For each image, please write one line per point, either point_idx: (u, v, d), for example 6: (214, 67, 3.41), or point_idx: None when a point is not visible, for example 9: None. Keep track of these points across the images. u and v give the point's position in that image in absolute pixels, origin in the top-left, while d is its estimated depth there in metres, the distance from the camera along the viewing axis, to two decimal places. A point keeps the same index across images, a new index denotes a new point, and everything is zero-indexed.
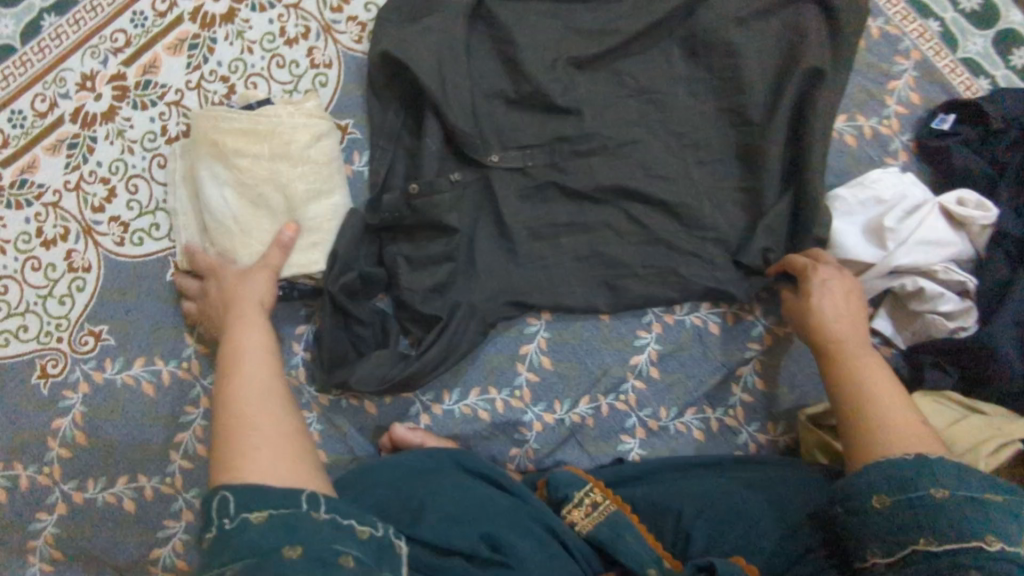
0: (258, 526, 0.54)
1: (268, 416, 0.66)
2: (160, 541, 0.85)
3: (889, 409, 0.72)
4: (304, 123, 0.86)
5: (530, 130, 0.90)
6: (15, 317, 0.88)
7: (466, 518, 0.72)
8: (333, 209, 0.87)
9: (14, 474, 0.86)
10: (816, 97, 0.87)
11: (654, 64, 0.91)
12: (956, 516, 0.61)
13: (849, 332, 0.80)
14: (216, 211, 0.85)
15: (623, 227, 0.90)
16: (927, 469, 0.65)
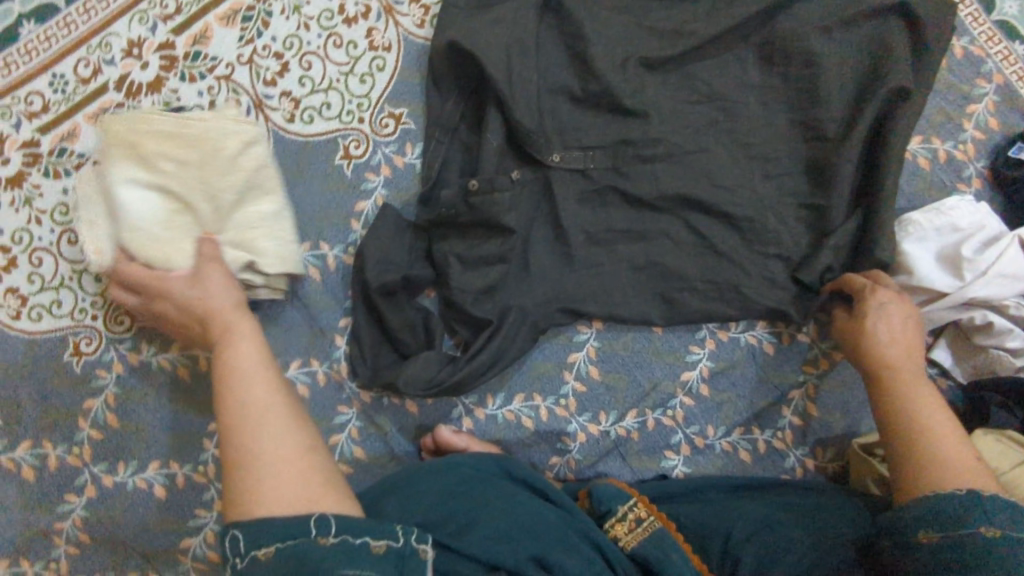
0: (267, 565, 0.52)
1: (270, 437, 0.60)
2: (191, 530, 0.83)
3: (943, 446, 0.68)
4: (235, 128, 0.77)
5: (595, 131, 0.87)
6: (48, 291, 0.85)
7: (515, 536, 0.70)
8: (263, 219, 0.79)
9: (43, 452, 0.83)
10: (898, 114, 0.83)
11: (728, 69, 0.87)
12: (1008, 561, 0.57)
13: (905, 358, 0.76)
14: (133, 216, 0.74)
15: (684, 238, 0.86)
16: (981, 507, 0.61)
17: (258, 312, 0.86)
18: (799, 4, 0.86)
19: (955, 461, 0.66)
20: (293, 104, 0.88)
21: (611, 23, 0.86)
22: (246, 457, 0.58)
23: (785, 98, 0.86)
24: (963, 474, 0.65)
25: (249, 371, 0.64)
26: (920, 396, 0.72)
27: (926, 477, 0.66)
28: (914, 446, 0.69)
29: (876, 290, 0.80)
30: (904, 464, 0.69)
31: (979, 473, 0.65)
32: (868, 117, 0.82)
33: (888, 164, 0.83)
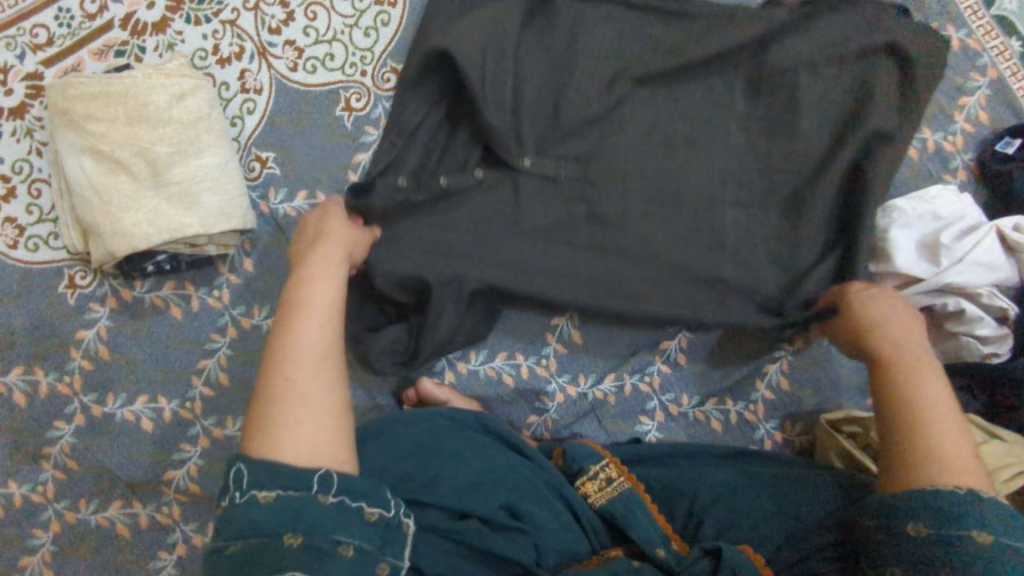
0: (266, 510, 0.55)
1: (313, 380, 0.64)
2: (176, 463, 0.85)
3: (948, 436, 0.65)
4: (162, 83, 0.78)
5: (592, 102, 0.88)
6: (46, 223, 0.86)
7: (486, 487, 0.73)
8: (202, 169, 0.79)
9: (34, 379, 0.85)
10: (876, 155, 0.84)
11: (730, 54, 0.88)
12: (995, 563, 0.57)
13: (916, 350, 0.72)
14: (75, 182, 0.77)
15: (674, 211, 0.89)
16: (976, 507, 0.60)
17: (251, 257, 0.87)
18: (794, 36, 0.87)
19: (954, 450, 0.65)
20: (296, 53, 0.89)
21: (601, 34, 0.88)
22: (285, 396, 0.62)
23: (771, 109, 0.88)
24: (966, 467, 0.63)
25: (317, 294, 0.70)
26: (927, 384, 0.69)
27: (933, 471, 0.63)
28: (921, 436, 0.66)
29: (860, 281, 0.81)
30: (909, 457, 0.65)
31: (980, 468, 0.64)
32: (844, 157, 0.84)
33: (866, 201, 0.84)
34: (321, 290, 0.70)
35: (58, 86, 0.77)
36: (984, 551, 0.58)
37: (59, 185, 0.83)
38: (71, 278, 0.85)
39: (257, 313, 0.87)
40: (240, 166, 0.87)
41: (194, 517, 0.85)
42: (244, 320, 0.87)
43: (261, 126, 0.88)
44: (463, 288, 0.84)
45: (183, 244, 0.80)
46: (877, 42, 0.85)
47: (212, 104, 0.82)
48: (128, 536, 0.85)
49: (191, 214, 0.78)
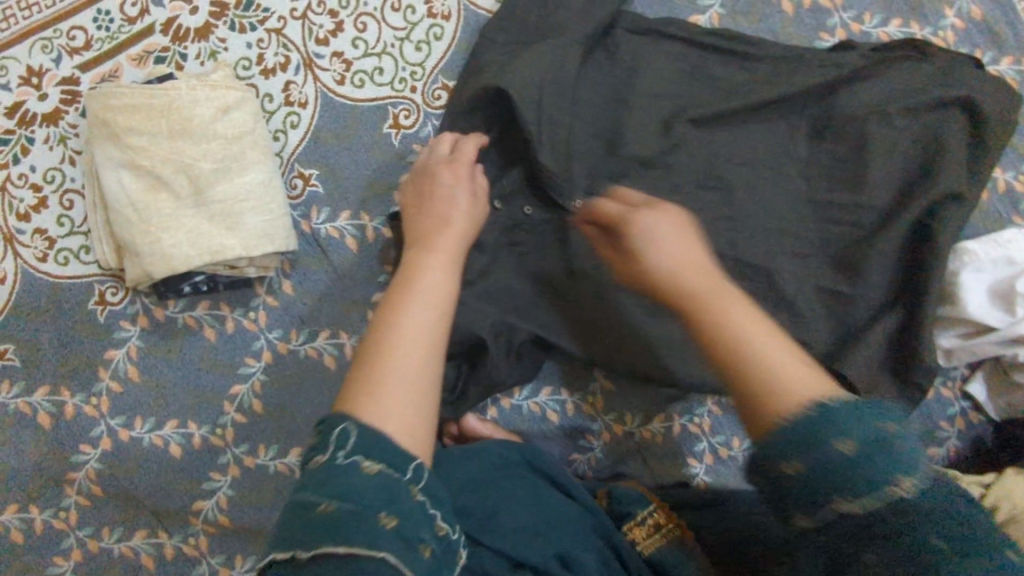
0: (366, 480, 0.49)
1: (418, 362, 0.58)
2: (205, 493, 0.82)
3: (774, 359, 0.51)
4: (207, 96, 0.74)
5: (650, 133, 0.85)
6: (77, 236, 0.82)
7: (542, 533, 0.71)
8: (246, 187, 0.75)
9: (60, 400, 0.81)
10: (945, 220, 0.82)
11: (798, 89, 0.85)
12: (877, 469, 0.45)
13: (655, 269, 0.58)
14: (113, 198, 0.73)
15: (734, 245, 0.85)
16: (826, 419, 0.46)
17: (290, 278, 0.83)
18: (863, 83, 0.86)
19: (779, 365, 0.50)
20: (344, 66, 0.85)
21: (665, 73, 0.87)
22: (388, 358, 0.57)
23: (836, 155, 0.86)
24: (793, 378, 0.49)
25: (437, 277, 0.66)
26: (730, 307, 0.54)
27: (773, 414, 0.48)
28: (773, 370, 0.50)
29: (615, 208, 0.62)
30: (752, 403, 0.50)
31: (817, 376, 0.49)
32: (907, 220, 0.83)
33: (935, 256, 0.82)
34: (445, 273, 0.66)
35: (98, 96, 0.73)
36: (875, 458, 0.45)
37: (92, 197, 0.79)
38: (102, 295, 0.81)
39: (294, 337, 0.83)
40: (283, 184, 0.82)
41: (222, 550, 0.82)
42: (280, 344, 0.83)
43: (305, 141, 0.84)
44: (511, 337, 0.82)
45: (223, 265, 0.76)
46: (952, 94, 0.83)
47: (257, 118, 0.77)
48: (152, 567, 0.81)
49: (233, 235, 0.74)
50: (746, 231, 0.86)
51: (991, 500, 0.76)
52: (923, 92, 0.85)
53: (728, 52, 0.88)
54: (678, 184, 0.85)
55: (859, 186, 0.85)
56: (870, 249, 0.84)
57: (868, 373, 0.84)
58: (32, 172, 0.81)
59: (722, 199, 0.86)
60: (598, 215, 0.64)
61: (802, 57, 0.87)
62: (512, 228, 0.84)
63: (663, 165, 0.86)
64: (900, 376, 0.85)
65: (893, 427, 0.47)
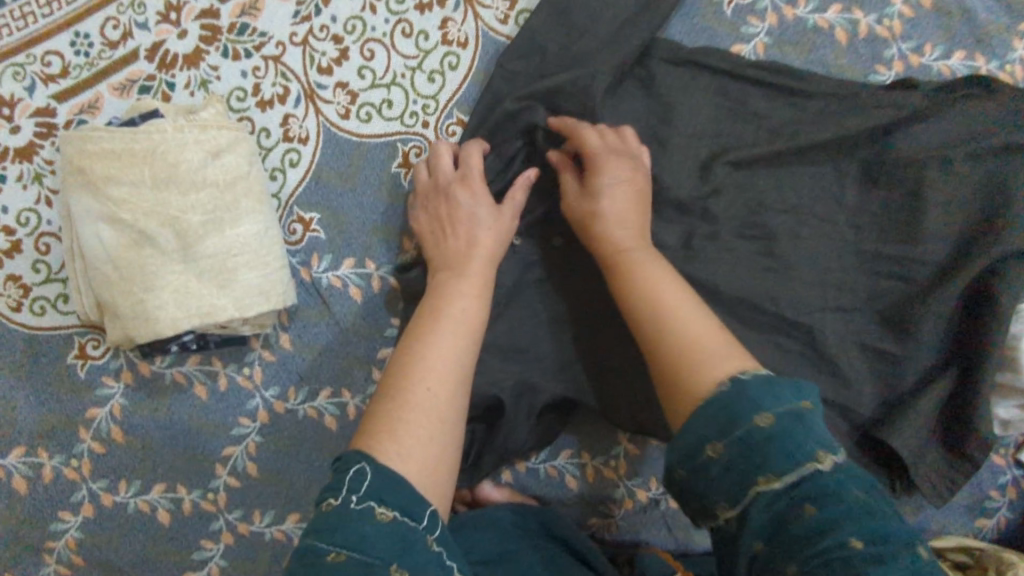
0: (379, 527, 0.45)
1: (450, 405, 0.55)
2: (196, 563, 0.76)
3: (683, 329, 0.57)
4: (196, 138, 0.66)
5: (684, 176, 0.78)
6: (54, 284, 0.75)
7: None
8: (239, 242, 0.67)
9: (38, 462, 0.75)
10: (1011, 276, 0.74)
11: (850, 129, 0.78)
12: (790, 440, 0.47)
13: (605, 221, 0.67)
14: (91, 253, 0.66)
15: (774, 300, 0.78)
16: (744, 394, 0.49)
17: (288, 331, 0.76)
18: (920, 126, 0.79)
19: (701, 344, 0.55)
20: (349, 97, 0.77)
21: (703, 109, 0.79)
22: (408, 404, 0.53)
23: (888, 203, 0.79)
24: (718, 360, 0.53)
25: (470, 310, 0.61)
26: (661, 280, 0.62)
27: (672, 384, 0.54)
28: (687, 355, 0.55)
29: (601, 167, 0.68)
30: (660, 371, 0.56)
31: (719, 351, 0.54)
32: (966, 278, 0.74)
33: (996, 316, 0.74)
34: (472, 309, 0.61)
35: (75, 140, 0.66)
36: (789, 436, 0.47)
37: (67, 244, 0.72)
38: (82, 349, 0.75)
39: (292, 396, 0.76)
40: (281, 230, 0.75)
41: None
42: (277, 403, 0.76)
43: (305, 181, 0.76)
44: (534, 399, 0.73)
45: (214, 325, 0.69)
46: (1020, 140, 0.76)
47: (253, 163, 0.70)
48: None
49: (225, 294, 0.67)
50: (788, 285, 0.78)
51: None
52: (986, 137, 0.77)
53: (774, 87, 0.80)
54: (715, 232, 0.78)
55: (914, 238, 0.77)
56: (922, 311, 0.76)
57: (916, 443, 0.77)
58: (4, 214, 0.74)
59: (762, 250, 0.79)
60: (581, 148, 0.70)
61: (858, 93, 0.79)
62: (531, 276, 0.75)
63: (699, 211, 0.78)
64: (950, 445, 0.79)
65: (812, 403, 0.50)
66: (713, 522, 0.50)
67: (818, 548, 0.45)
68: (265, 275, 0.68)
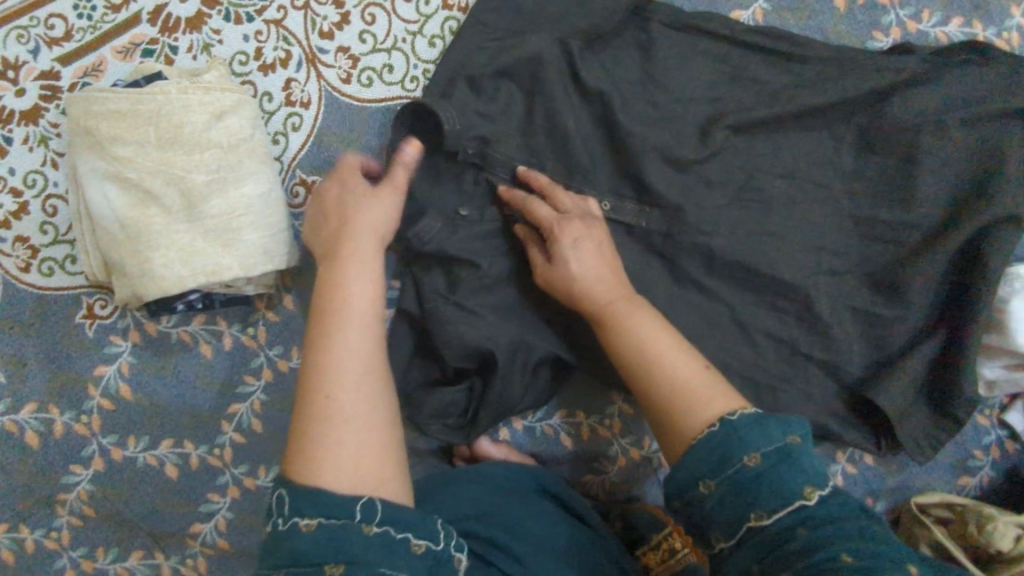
0: (309, 537, 0.48)
1: (357, 399, 0.55)
2: (203, 515, 0.78)
3: (675, 366, 0.60)
4: (200, 100, 0.68)
5: (681, 140, 0.78)
6: (62, 245, 0.76)
7: (548, 548, 0.69)
8: (243, 202, 0.69)
9: (48, 418, 0.77)
10: (1001, 240, 0.76)
11: (846, 93, 0.78)
12: (778, 479, 0.51)
13: (582, 275, 0.67)
14: (98, 213, 0.67)
15: (767, 263, 0.79)
16: (735, 435, 0.53)
17: (291, 292, 0.78)
18: (918, 90, 0.79)
19: (690, 379, 0.59)
20: (351, 62, 0.78)
21: (700, 75, 0.80)
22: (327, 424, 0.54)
23: (882, 169, 0.80)
24: (709, 396, 0.58)
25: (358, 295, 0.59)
26: (636, 325, 0.64)
27: (682, 412, 0.57)
28: (681, 396, 0.58)
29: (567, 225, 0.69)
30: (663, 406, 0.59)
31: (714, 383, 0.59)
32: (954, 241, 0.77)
33: (985, 280, 0.76)
34: (359, 294, 0.59)
35: (82, 101, 0.67)
36: (779, 474, 0.51)
37: (75, 205, 0.73)
38: (90, 308, 0.77)
39: (296, 355, 0.78)
40: (283, 192, 0.76)
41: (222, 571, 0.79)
42: (281, 362, 0.78)
43: (308, 145, 0.78)
44: (529, 354, 0.75)
45: (219, 283, 0.70)
46: (1016, 106, 0.77)
47: (256, 125, 0.71)
48: None
49: (229, 253, 0.68)
50: (781, 249, 0.79)
51: None
52: (981, 103, 0.78)
53: (772, 52, 0.80)
54: (710, 196, 0.79)
55: (905, 202, 0.79)
56: (911, 274, 0.79)
57: (904, 402, 0.79)
58: (11, 176, 0.75)
59: (757, 213, 0.80)
60: (533, 219, 0.71)
61: (855, 58, 0.80)
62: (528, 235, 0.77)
63: (694, 174, 0.79)
64: (937, 406, 0.81)
65: (798, 438, 0.53)
66: (712, 551, 0.55)
67: (813, 561, 0.47)
68: (270, 234, 0.70)
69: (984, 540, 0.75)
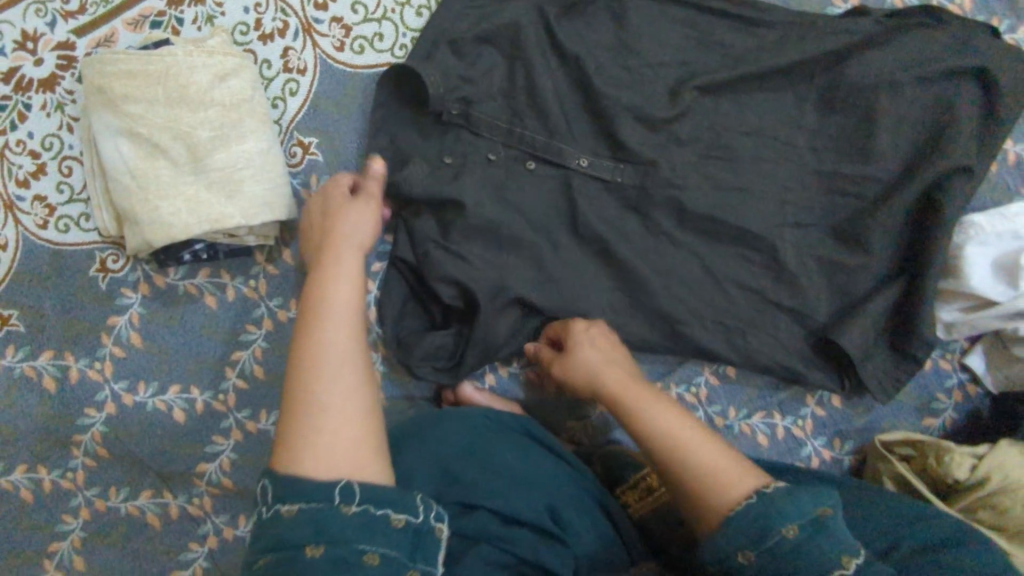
0: (290, 522, 0.52)
1: (336, 389, 0.58)
2: (208, 456, 0.83)
3: (696, 444, 0.62)
4: (204, 62, 0.74)
5: (652, 100, 0.84)
6: (77, 203, 0.82)
7: (533, 484, 0.73)
8: (244, 156, 0.75)
9: (64, 365, 0.82)
10: (953, 189, 0.81)
11: (807, 55, 0.84)
12: (817, 551, 0.53)
13: (601, 369, 0.72)
14: (111, 166, 0.73)
15: (736, 215, 0.84)
16: (774, 506, 0.56)
17: (290, 247, 0.84)
18: (873, 51, 0.84)
19: (711, 458, 0.61)
20: (344, 31, 0.84)
21: (670, 40, 0.85)
22: (307, 416, 0.56)
23: (843, 126, 0.85)
24: (731, 474, 0.60)
25: (337, 301, 0.63)
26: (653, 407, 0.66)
27: (710, 490, 0.59)
28: (703, 474, 0.60)
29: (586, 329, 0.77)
30: (687, 485, 0.61)
31: (739, 462, 0.61)
32: (908, 192, 0.82)
33: (940, 227, 0.81)
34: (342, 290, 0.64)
35: (96, 63, 0.73)
36: (816, 544, 0.54)
37: (90, 164, 0.79)
38: (103, 262, 0.82)
39: (294, 305, 0.84)
40: (282, 152, 0.82)
41: (226, 510, 0.84)
42: (280, 312, 0.84)
43: (304, 108, 0.83)
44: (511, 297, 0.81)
45: (223, 233, 0.76)
46: (966, 65, 0.82)
47: (256, 87, 0.77)
48: (158, 526, 0.83)
49: (232, 203, 0.74)
50: (748, 202, 0.85)
51: (982, 471, 0.78)
52: (933, 61, 0.83)
53: (735, 18, 0.86)
54: (682, 153, 0.84)
55: (865, 157, 0.84)
56: (871, 223, 0.84)
57: (867, 345, 0.84)
58: (30, 139, 0.81)
59: (726, 169, 0.85)
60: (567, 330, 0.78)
61: (814, 23, 0.85)
62: (509, 190, 0.82)
63: (665, 133, 0.84)
64: (899, 349, 0.85)
65: (829, 509, 0.56)
66: None
67: None
68: (270, 187, 0.76)
69: (942, 471, 0.80)
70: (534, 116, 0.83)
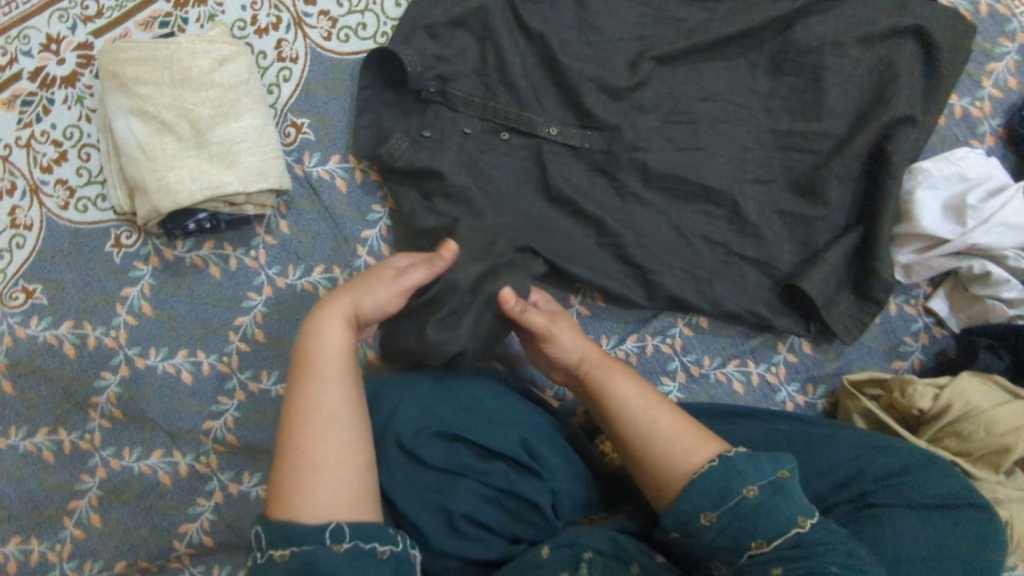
0: (284, 568, 0.57)
1: (330, 446, 0.62)
2: (214, 414, 0.89)
3: (660, 424, 0.68)
4: (206, 49, 0.83)
5: (613, 71, 0.91)
6: (94, 185, 0.91)
7: (507, 421, 0.76)
8: (243, 132, 0.83)
9: (83, 333, 0.90)
10: (899, 138, 0.86)
11: (753, 24, 0.90)
12: (774, 510, 0.58)
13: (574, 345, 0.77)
14: (124, 143, 0.82)
15: (699, 172, 0.90)
16: (733, 470, 0.60)
17: (286, 218, 0.92)
18: (816, 18, 0.91)
19: (674, 438, 0.66)
20: (331, 22, 0.93)
21: (628, 18, 0.92)
22: (302, 471, 0.61)
23: (794, 86, 0.91)
24: (690, 450, 0.65)
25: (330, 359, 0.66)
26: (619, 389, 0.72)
27: (671, 463, 0.64)
28: (667, 452, 0.65)
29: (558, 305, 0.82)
30: (649, 463, 0.66)
31: (697, 437, 0.66)
32: (861, 143, 0.87)
33: (889, 174, 0.86)
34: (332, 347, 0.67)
35: (111, 52, 0.82)
36: (776, 506, 0.58)
37: (106, 147, 0.88)
38: (118, 237, 0.90)
39: (291, 272, 0.91)
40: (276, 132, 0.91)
41: (230, 467, 0.88)
42: (279, 279, 0.91)
43: (297, 93, 0.92)
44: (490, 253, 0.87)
45: (223, 202, 0.83)
46: (904, 23, 0.89)
47: (252, 71, 0.86)
48: (168, 484, 0.89)
49: (232, 171, 0.81)
50: (710, 160, 0.90)
51: (944, 400, 0.82)
52: (874, 23, 0.90)
53: None
54: (644, 118, 0.91)
55: (817, 115, 0.90)
56: (828, 174, 0.88)
57: (829, 288, 0.88)
58: (53, 129, 0.91)
59: (686, 131, 0.91)
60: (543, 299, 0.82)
61: None
62: (485, 158, 0.90)
63: (629, 101, 0.91)
64: (861, 292, 0.89)
65: (787, 473, 0.60)
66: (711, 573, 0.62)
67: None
68: (265, 158, 0.83)
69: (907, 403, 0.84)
70: (505, 91, 0.90)
